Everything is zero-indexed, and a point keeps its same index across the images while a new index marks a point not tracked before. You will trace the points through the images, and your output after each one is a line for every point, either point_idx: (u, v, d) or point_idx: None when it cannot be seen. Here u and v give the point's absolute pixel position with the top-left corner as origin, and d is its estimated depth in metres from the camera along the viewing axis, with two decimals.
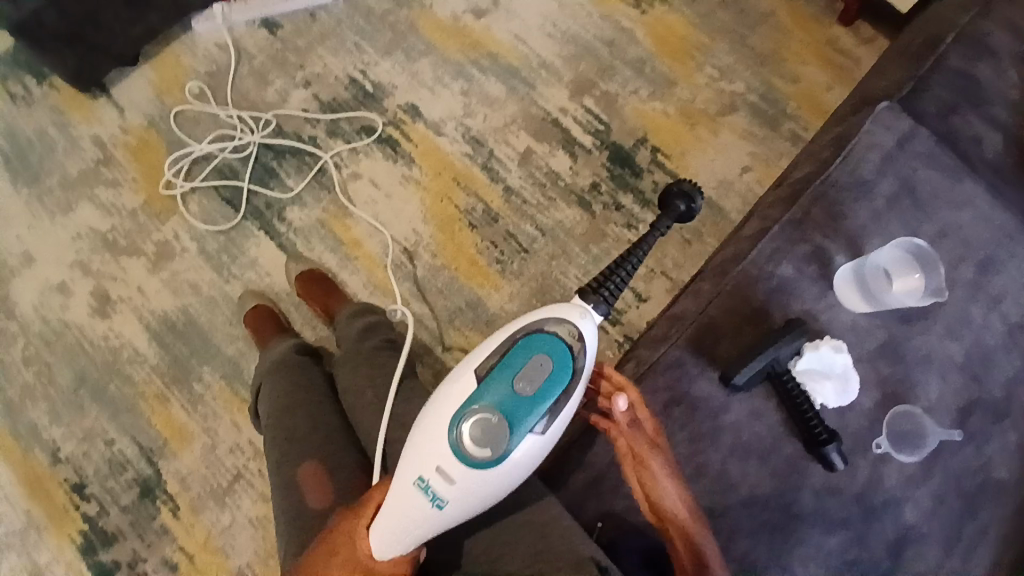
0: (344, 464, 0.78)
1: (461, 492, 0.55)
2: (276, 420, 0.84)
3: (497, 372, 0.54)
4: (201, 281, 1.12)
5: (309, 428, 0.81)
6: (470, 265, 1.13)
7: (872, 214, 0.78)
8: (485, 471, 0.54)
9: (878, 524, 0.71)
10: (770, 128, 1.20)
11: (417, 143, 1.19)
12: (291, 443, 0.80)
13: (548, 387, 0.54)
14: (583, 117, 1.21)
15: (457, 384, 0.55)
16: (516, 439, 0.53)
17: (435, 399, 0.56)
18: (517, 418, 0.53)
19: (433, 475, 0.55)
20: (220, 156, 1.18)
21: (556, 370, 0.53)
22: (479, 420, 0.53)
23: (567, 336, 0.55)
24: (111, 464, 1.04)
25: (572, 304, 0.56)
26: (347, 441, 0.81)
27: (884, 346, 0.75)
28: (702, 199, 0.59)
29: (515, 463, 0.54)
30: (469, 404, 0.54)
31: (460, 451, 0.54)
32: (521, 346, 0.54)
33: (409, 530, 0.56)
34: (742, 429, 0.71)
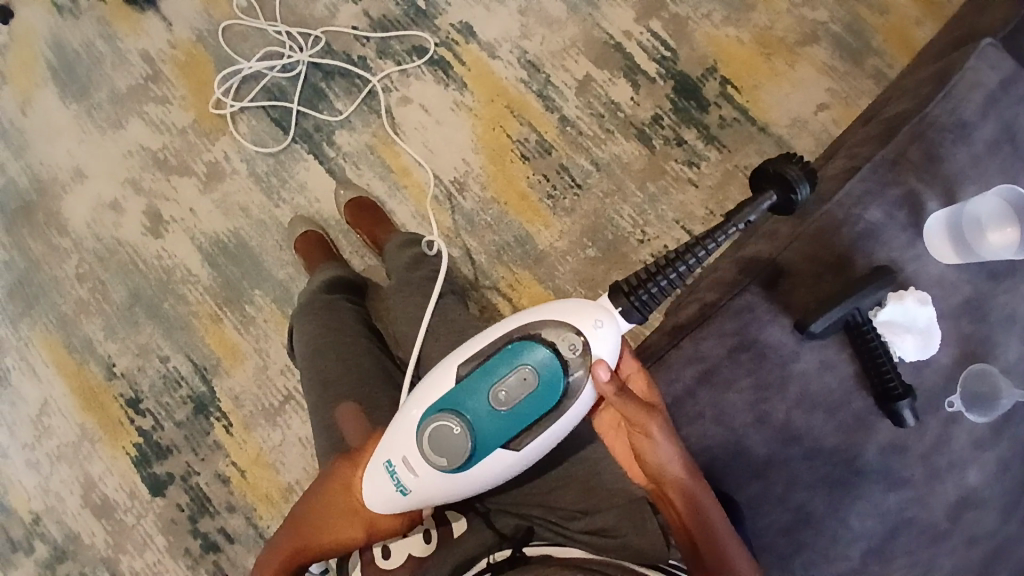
0: (381, 404, 0.76)
1: (425, 483, 0.58)
2: (309, 362, 0.81)
3: (480, 377, 0.55)
4: (251, 204, 1.11)
5: (342, 368, 0.79)
6: (520, 199, 1.10)
7: (971, 159, 0.72)
8: (448, 474, 0.57)
9: (942, 485, 0.68)
10: (853, 62, 1.10)
11: (471, 66, 1.13)
12: (325, 388, 0.78)
13: (527, 402, 0.55)
14: (649, 42, 1.12)
15: (441, 381, 0.57)
16: (483, 448, 0.56)
17: (420, 391, 0.59)
18: (487, 430, 0.55)
19: (399, 462, 0.58)
20: (269, 75, 1.14)
21: (543, 389, 0.55)
22: (450, 425, 0.55)
23: (564, 349, 0.55)
24: (166, 379, 1.07)
25: (587, 312, 0.56)
26: (382, 380, 0.79)
27: (969, 302, 0.70)
28: (804, 188, 0.57)
29: (482, 468, 0.57)
30: (446, 402, 0.56)
31: (426, 450, 0.57)
32: (509, 354, 0.55)
33: (376, 502, 0.59)
34: (811, 380, 0.68)
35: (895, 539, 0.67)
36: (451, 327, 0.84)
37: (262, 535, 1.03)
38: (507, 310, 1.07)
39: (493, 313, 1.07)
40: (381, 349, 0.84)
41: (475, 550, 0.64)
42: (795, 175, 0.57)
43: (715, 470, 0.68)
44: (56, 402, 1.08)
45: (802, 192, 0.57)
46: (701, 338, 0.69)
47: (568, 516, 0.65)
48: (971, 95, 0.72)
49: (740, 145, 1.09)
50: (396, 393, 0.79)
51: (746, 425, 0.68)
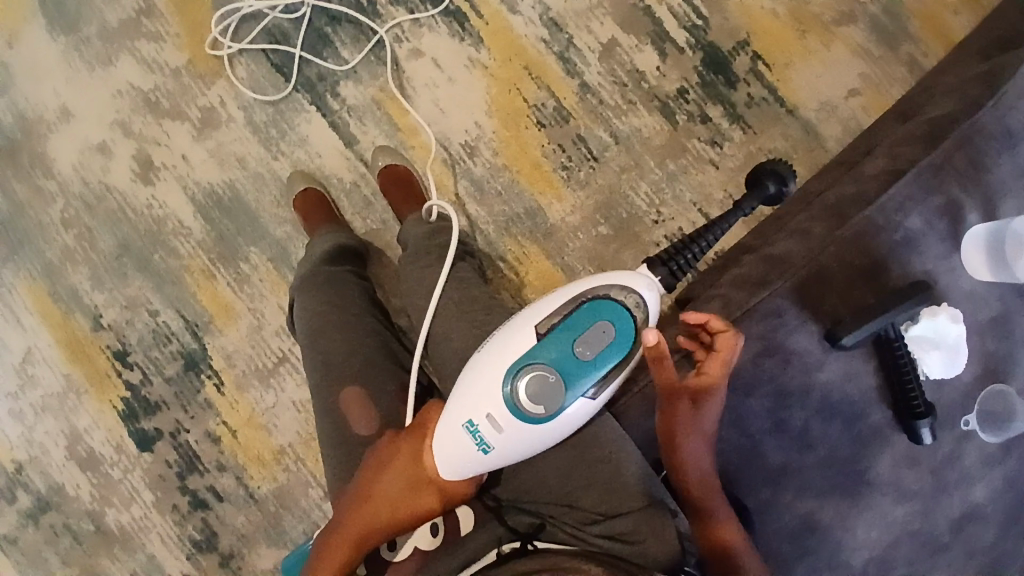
0: (385, 389, 0.75)
1: (509, 439, 0.57)
2: (308, 340, 0.78)
3: (561, 331, 0.56)
4: (248, 155, 1.05)
5: (344, 350, 0.77)
6: (533, 169, 1.05)
7: (1015, 171, 0.69)
8: (531, 426, 0.56)
9: (948, 500, 0.68)
10: (889, 46, 1.04)
11: (488, 20, 1.06)
12: (326, 370, 0.76)
13: (609, 352, 0.56)
14: (679, 8, 1.05)
15: (520, 338, 0.57)
16: (570, 398, 0.56)
17: (493, 352, 0.58)
18: (573, 379, 0.55)
19: (482, 420, 0.57)
20: (270, 16, 1.05)
21: (621, 339, 0.56)
22: (536, 377, 0.55)
23: (632, 304, 0.57)
24: (156, 334, 1.03)
25: (640, 275, 0.58)
26: (387, 362, 0.77)
27: (997, 319, 0.68)
28: (792, 183, 0.66)
29: (566, 419, 0.57)
30: (527, 359, 0.56)
31: (512, 404, 0.56)
32: (587, 308, 0.56)
33: (457, 464, 0.58)
34: (833, 390, 0.66)
35: (898, 549, 0.68)
36: (463, 302, 0.80)
37: (253, 496, 1.02)
38: (513, 285, 1.04)
39: (500, 286, 1.04)
40: (385, 329, 0.82)
41: (482, 549, 0.61)
42: (786, 169, 0.65)
43: (727, 476, 0.66)
44: (39, 351, 1.03)
45: (791, 184, 0.65)
46: None
47: (584, 519, 0.63)
48: (1021, 103, 0.69)
49: (765, 127, 1.04)
50: (401, 376, 0.77)
51: (763, 431, 0.66)
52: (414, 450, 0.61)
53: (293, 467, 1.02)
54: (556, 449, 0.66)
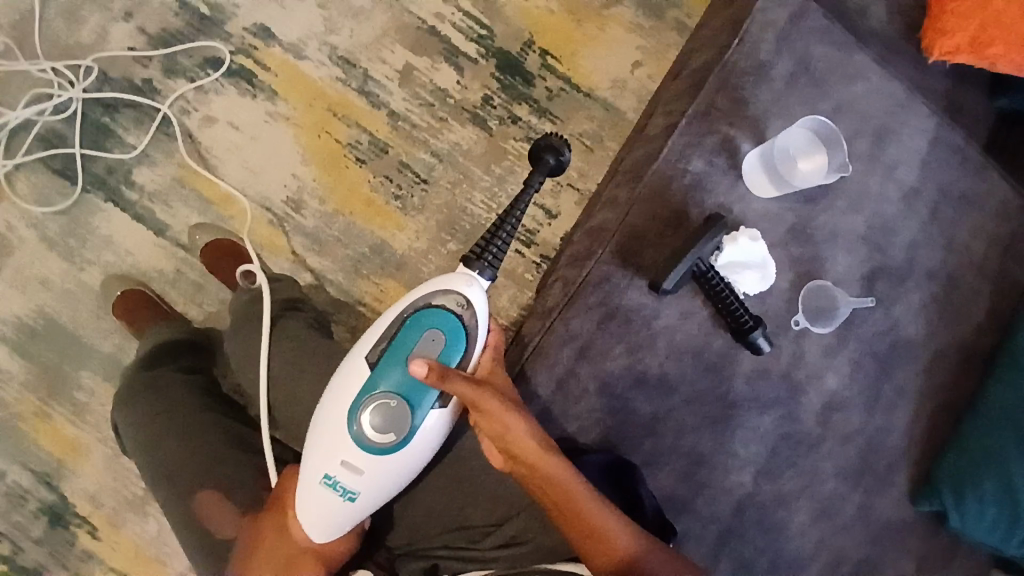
0: (242, 481, 0.70)
1: (371, 478, 0.59)
2: (145, 454, 0.72)
3: (391, 355, 0.58)
4: (51, 274, 0.95)
5: (186, 453, 0.71)
6: (366, 207, 1.03)
7: (773, 96, 0.77)
8: (389, 456, 0.58)
9: (804, 397, 0.74)
10: (657, 17, 1.13)
11: (277, 72, 1.03)
12: (171, 480, 0.70)
13: (444, 358, 0.59)
14: (462, 22, 1.08)
15: (354, 376, 0.59)
16: (418, 417, 0.58)
17: (336, 395, 0.60)
18: (414, 398, 0.58)
19: (339, 468, 0.58)
20: (40, 121, 0.97)
21: (449, 345, 0.59)
22: (378, 408, 0.57)
23: (453, 307, 0.60)
24: (11, 498, 0.91)
25: (458, 275, 0.60)
26: (237, 452, 0.72)
27: (794, 228, 0.76)
28: (570, 150, 0.68)
29: (421, 437, 0.59)
30: (367, 391, 0.58)
31: (362, 441, 0.58)
32: (410, 327, 0.59)
33: (332, 518, 0.59)
34: (675, 331, 0.71)
35: (776, 455, 0.73)
36: (307, 358, 0.76)
37: None
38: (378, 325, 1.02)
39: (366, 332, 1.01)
40: (228, 415, 0.75)
41: None
42: (557, 140, 0.67)
43: (607, 440, 0.70)
44: None
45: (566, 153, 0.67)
46: (571, 318, 0.70)
47: (478, 535, 0.66)
48: (762, 37, 0.77)
49: (571, 113, 1.09)
50: (258, 460, 0.73)
51: (627, 388, 0.70)
52: (281, 525, 0.61)
53: None
54: (436, 479, 0.68)
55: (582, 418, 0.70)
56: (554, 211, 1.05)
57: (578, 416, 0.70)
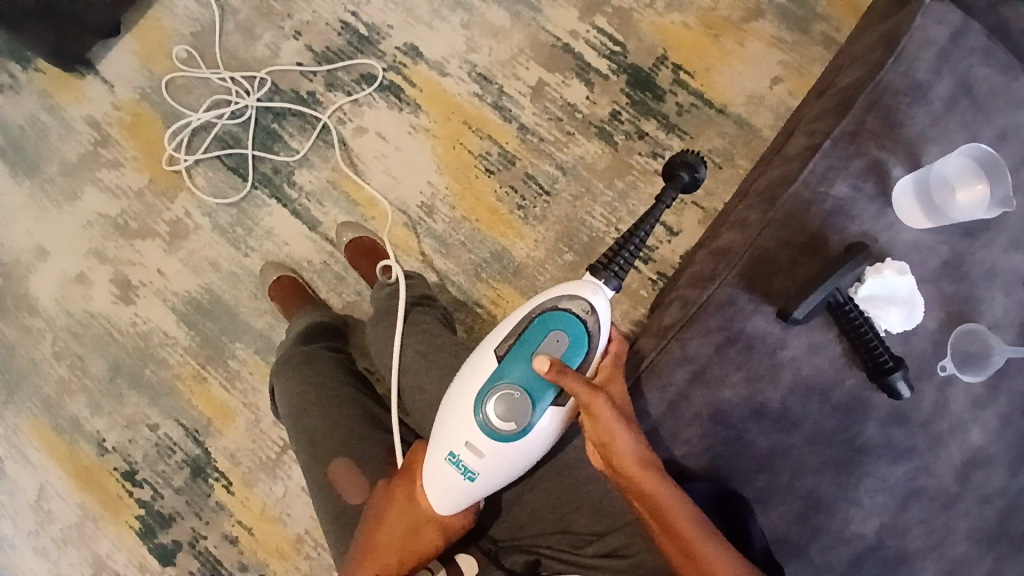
0: (372, 454, 0.76)
1: (491, 462, 0.60)
2: (294, 421, 0.81)
3: (517, 350, 0.59)
4: (218, 257, 1.09)
5: (328, 424, 0.78)
6: (491, 215, 1.07)
7: (931, 119, 0.71)
8: (508, 445, 0.59)
9: (944, 450, 0.68)
10: (801, 31, 1.08)
11: (421, 87, 1.11)
12: (313, 446, 0.78)
13: (567, 359, 0.60)
14: (596, 39, 1.10)
15: (483, 364, 0.61)
16: (538, 412, 0.59)
17: (464, 382, 0.62)
18: (538, 392, 0.59)
19: (463, 449, 0.60)
20: (219, 124, 1.12)
21: (573, 347, 0.59)
22: (502, 398, 0.58)
23: (580, 312, 0.60)
24: (159, 448, 1.04)
25: (584, 281, 0.61)
26: (371, 428, 0.79)
27: (947, 264, 0.70)
28: (705, 167, 0.65)
29: (539, 432, 0.60)
30: (492, 381, 0.59)
31: (486, 427, 0.59)
32: (539, 322, 0.60)
33: (450, 496, 0.61)
34: (801, 364, 0.68)
35: (906, 509, 0.68)
36: (435, 352, 0.81)
37: None
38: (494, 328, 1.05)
39: (480, 334, 1.05)
40: (366, 395, 0.83)
41: None
42: (693, 157, 0.65)
43: (718, 469, 0.68)
44: (53, 486, 1.04)
45: (703, 170, 0.65)
46: (688, 339, 0.69)
47: (580, 542, 0.66)
48: (922, 55, 0.72)
49: (701, 130, 1.07)
50: (387, 439, 0.79)
51: (744, 418, 0.68)
52: (407, 492, 0.65)
53: (313, 554, 1.02)
54: (544, 479, 0.70)
55: (691, 443, 0.69)
56: (676, 228, 1.04)
57: (687, 441, 0.69)
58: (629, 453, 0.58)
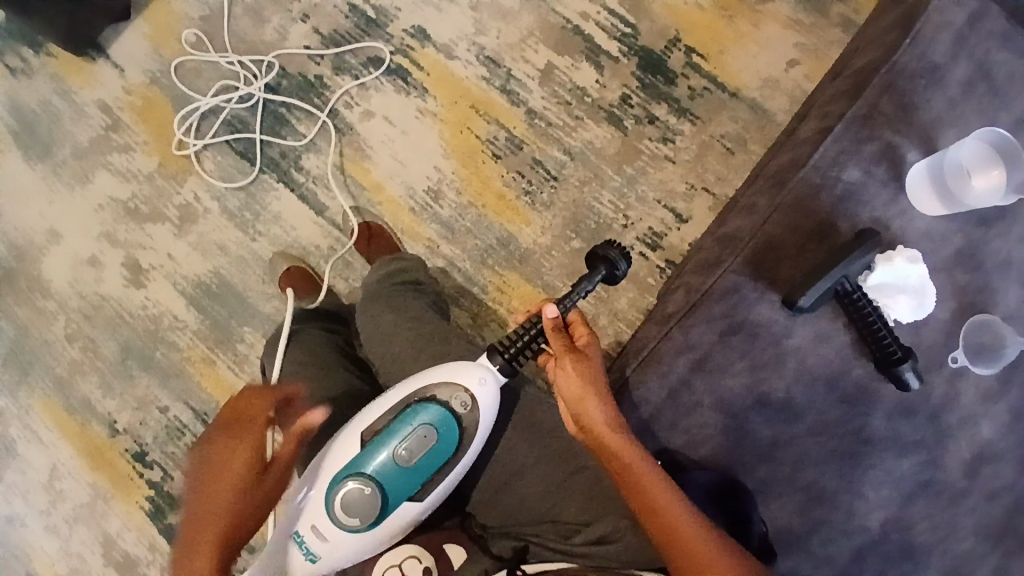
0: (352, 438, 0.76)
1: (334, 549, 0.63)
2: None
3: (385, 436, 0.65)
4: (226, 241, 1.09)
5: (315, 402, 0.80)
6: (497, 200, 1.06)
7: (948, 102, 0.68)
8: (357, 533, 0.63)
9: (953, 444, 0.66)
10: (819, 13, 1.05)
11: (429, 70, 1.10)
12: None
13: (433, 454, 0.65)
14: (607, 21, 1.08)
15: (348, 447, 0.65)
16: (393, 503, 0.64)
17: (327, 462, 0.65)
18: (395, 485, 0.64)
19: (308, 531, 0.63)
20: (227, 108, 1.12)
21: (441, 443, 0.65)
22: (359, 483, 0.63)
23: (458, 407, 0.66)
24: (168, 429, 1.06)
25: (470, 373, 0.67)
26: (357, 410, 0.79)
27: (961, 252, 0.67)
28: (626, 263, 0.69)
29: (390, 523, 0.64)
30: (354, 468, 0.64)
31: (335, 511, 0.63)
32: (411, 413, 0.65)
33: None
34: (806, 354, 0.67)
35: (912, 504, 0.66)
36: (423, 340, 0.80)
37: None
38: (499, 314, 1.04)
39: (485, 320, 1.04)
40: (361, 378, 0.84)
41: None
42: (615, 254, 0.68)
43: (718, 459, 0.67)
44: (67, 464, 1.06)
45: (622, 266, 0.68)
46: (690, 326, 0.68)
47: (569, 532, 0.66)
48: (942, 35, 0.68)
49: (713, 115, 1.05)
50: None
51: (745, 408, 0.67)
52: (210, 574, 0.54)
53: None
54: (536, 469, 0.69)
55: (692, 433, 0.68)
56: (685, 215, 1.03)
57: (687, 430, 0.68)
58: (598, 415, 0.62)
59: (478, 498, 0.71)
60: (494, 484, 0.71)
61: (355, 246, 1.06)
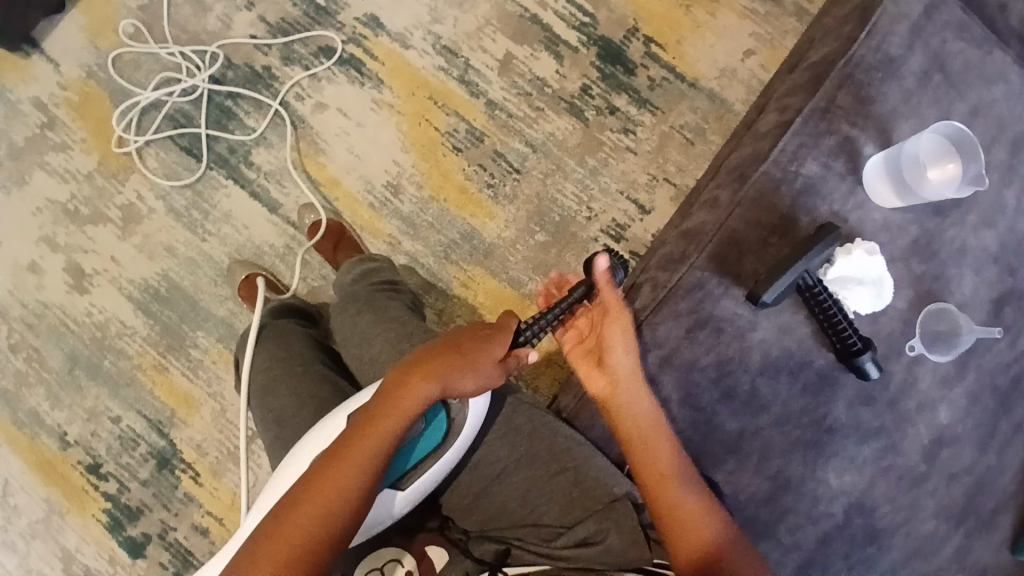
0: None
1: None
2: (261, 400, 0.78)
3: None
4: (176, 242, 1.04)
5: (294, 402, 0.76)
6: (459, 194, 1.04)
7: (902, 95, 0.70)
8: None
9: (911, 429, 0.69)
10: (773, 2, 1.06)
11: (384, 60, 1.07)
12: (279, 427, 0.75)
13: (422, 441, 0.64)
14: (565, 9, 1.06)
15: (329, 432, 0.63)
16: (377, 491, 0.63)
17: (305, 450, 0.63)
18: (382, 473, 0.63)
19: None
20: (170, 102, 1.06)
21: (429, 431, 0.65)
22: None
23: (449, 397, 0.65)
24: (122, 440, 1.01)
25: None
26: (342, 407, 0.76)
27: (916, 243, 0.69)
28: (623, 270, 0.67)
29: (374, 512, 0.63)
30: None
31: None
32: None
33: None
34: (772, 347, 0.68)
35: (874, 487, 0.68)
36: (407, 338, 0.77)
37: None
38: (465, 310, 1.02)
39: (451, 317, 1.02)
40: (340, 378, 0.81)
41: None
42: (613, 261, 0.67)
43: (689, 453, 0.68)
44: (14, 481, 1.00)
45: (621, 274, 0.67)
46: (658, 323, 0.68)
47: (550, 535, 0.66)
48: (894, 29, 0.70)
49: (673, 104, 1.05)
50: None
51: (714, 402, 0.68)
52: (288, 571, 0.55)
53: None
54: (514, 473, 0.69)
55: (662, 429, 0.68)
56: (648, 206, 1.03)
57: None
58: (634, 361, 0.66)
59: (452, 503, 0.70)
60: (468, 488, 0.70)
61: (313, 246, 1.02)
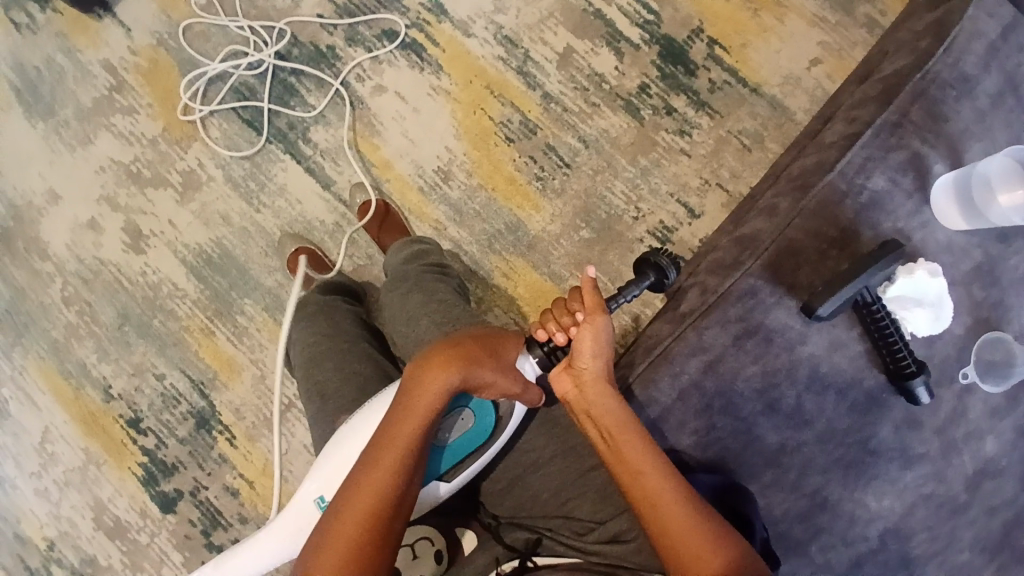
0: None
1: None
2: (305, 370, 0.81)
3: None
4: (230, 211, 1.07)
5: (338, 376, 0.79)
6: (508, 184, 1.04)
7: (976, 114, 0.67)
8: None
9: (957, 458, 0.66)
10: (845, 12, 1.03)
11: (444, 47, 1.07)
12: (323, 399, 0.78)
13: (469, 436, 0.67)
14: (629, 6, 1.05)
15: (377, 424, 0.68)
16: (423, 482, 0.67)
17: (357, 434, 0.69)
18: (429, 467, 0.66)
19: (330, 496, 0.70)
20: (235, 75, 1.09)
21: (477, 428, 0.66)
22: None
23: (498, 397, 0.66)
24: (165, 398, 1.05)
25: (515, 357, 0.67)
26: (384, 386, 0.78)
27: (980, 268, 0.67)
28: (675, 271, 0.69)
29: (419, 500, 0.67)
30: None
31: None
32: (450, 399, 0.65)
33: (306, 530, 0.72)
34: (820, 361, 0.66)
35: (913, 514, 0.66)
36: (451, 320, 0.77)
37: None
38: (505, 300, 1.03)
39: (490, 306, 1.03)
40: (382, 355, 0.83)
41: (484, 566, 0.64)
42: (666, 259, 0.69)
43: (725, 461, 0.67)
44: (62, 427, 1.05)
45: (671, 275, 0.68)
46: (705, 328, 0.67)
47: (581, 529, 0.65)
48: (974, 46, 0.67)
49: (732, 109, 1.03)
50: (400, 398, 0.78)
51: (755, 412, 0.67)
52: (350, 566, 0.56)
53: None
54: (551, 464, 0.70)
55: (700, 435, 0.67)
56: (698, 210, 1.02)
57: (695, 432, 0.68)
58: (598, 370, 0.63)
59: (490, 489, 0.72)
60: (507, 476, 0.71)
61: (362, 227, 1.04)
